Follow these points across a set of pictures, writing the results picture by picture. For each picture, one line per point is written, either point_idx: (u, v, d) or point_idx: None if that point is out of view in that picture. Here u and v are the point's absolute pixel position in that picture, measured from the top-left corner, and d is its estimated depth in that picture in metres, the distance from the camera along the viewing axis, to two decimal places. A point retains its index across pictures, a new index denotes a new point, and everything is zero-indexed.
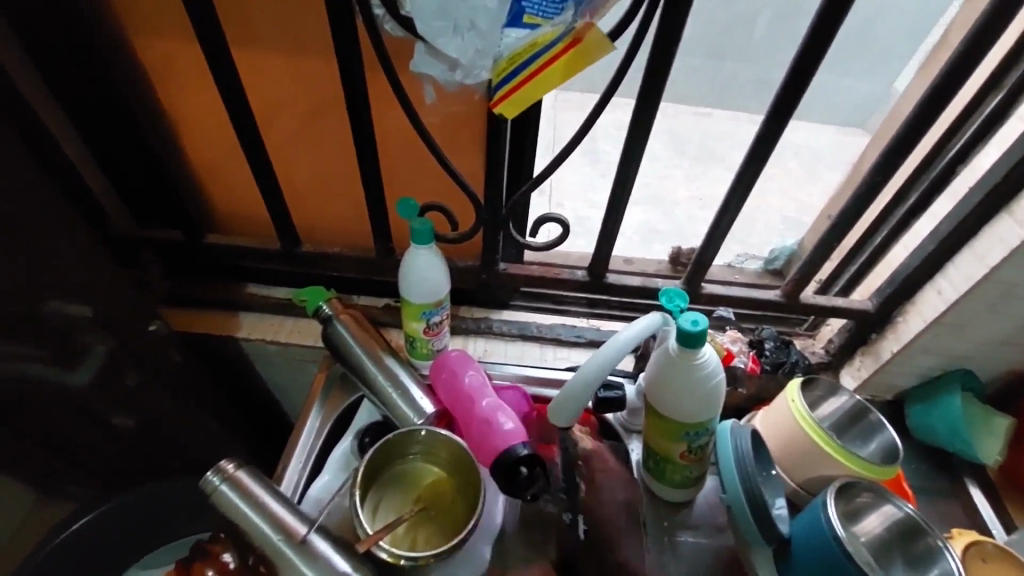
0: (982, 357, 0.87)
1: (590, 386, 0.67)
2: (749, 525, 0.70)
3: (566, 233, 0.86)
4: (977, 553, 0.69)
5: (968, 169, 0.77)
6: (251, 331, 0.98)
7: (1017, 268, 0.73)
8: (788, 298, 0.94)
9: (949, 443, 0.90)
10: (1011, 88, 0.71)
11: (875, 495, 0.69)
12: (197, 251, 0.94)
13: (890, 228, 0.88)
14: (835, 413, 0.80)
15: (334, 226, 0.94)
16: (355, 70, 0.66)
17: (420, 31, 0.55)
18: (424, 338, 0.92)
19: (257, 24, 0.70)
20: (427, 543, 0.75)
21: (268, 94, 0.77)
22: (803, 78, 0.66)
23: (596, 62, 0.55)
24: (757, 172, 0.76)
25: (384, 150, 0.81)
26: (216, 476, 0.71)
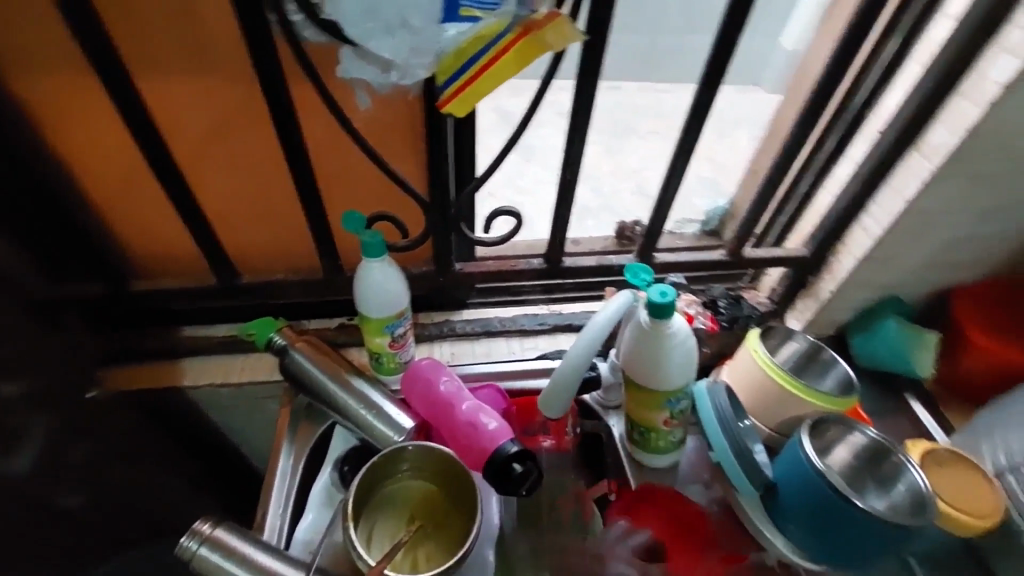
0: (907, 283, 0.95)
1: (577, 371, 0.67)
2: (737, 475, 0.73)
3: (520, 224, 0.86)
4: (934, 460, 0.76)
5: (876, 114, 0.84)
6: (197, 378, 0.90)
7: (929, 199, 0.81)
8: (733, 255, 0.99)
9: (888, 365, 0.99)
10: (904, 35, 0.78)
11: (842, 427, 0.74)
12: (121, 301, 0.85)
13: (813, 177, 0.94)
14: (793, 356, 0.85)
15: (269, 250, 0.87)
16: (278, 82, 0.61)
17: (350, 35, 0.52)
18: (389, 353, 0.88)
19: (156, 42, 0.63)
20: (429, 561, 0.73)
21: (179, 118, 0.70)
22: (728, 44, 0.68)
23: (551, 46, 0.53)
24: (695, 140, 0.78)
25: (316, 163, 0.76)
26: (193, 540, 0.66)
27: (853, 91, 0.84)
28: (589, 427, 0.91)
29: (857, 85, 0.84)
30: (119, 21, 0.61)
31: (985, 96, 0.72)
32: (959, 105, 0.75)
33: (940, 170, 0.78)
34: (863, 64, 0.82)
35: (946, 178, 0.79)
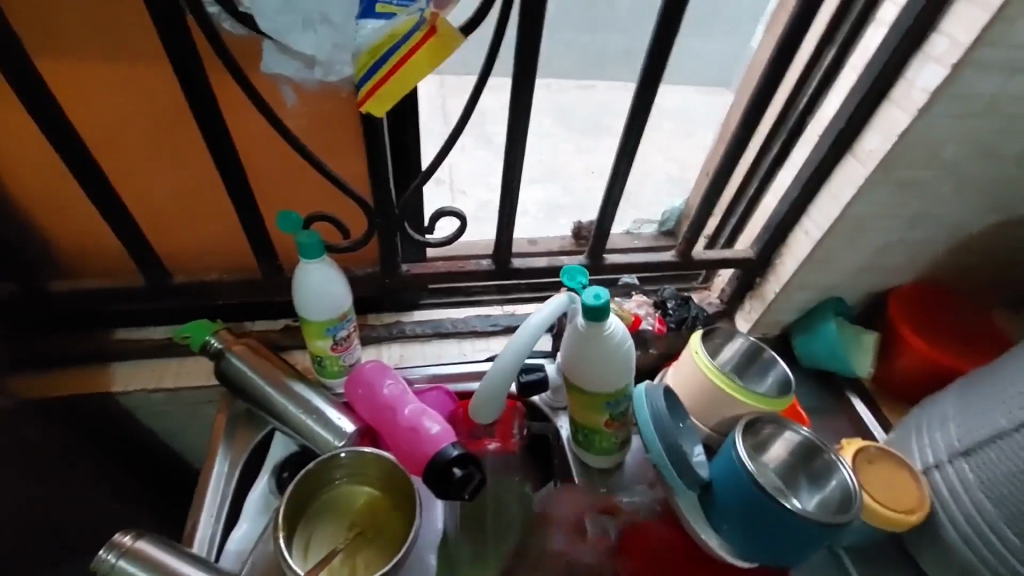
0: (846, 284, 0.98)
1: (509, 375, 0.67)
2: (674, 477, 0.74)
3: (465, 224, 0.84)
4: (864, 458, 0.78)
5: (816, 119, 0.86)
6: (128, 382, 0.87)
7: (864, 203, 0.83)
8: (683, 256, 0.99)
9: (830, 365, 1.02)
10: (842, 41, 0.79)
11: (777, 426, 0.76)
12: (42, 302, 0.80)
13: (759, 179, 0.95)
14: (733, 357, 0.87)
15: (206, 250, 0.84)
16: (197, 75, 0.58)
17: (265, 29, 0.50)
18: (332, 355, 0.85)
19: (65, 29, 0.60)
20: (367, 568, 0.71)
21: (97, 110, 0.67)
22: (665, 44, 0.68)
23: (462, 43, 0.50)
24: (638, 141, 0.78)
25: (249, 161, 0.73)
26: (111, 553, 0.63)
27: (795, 95, 0.85)
28: (537, 429, 0.90)
29: (799, 89, 0.85)
30: (22, 8, 0.58)
31: (914, 103, 0.73)
32: (892, 113, 0.76)
33: (873, 175, 0.80)
34: (805, 68, 0.83)
35: (878, 183, 0.81)
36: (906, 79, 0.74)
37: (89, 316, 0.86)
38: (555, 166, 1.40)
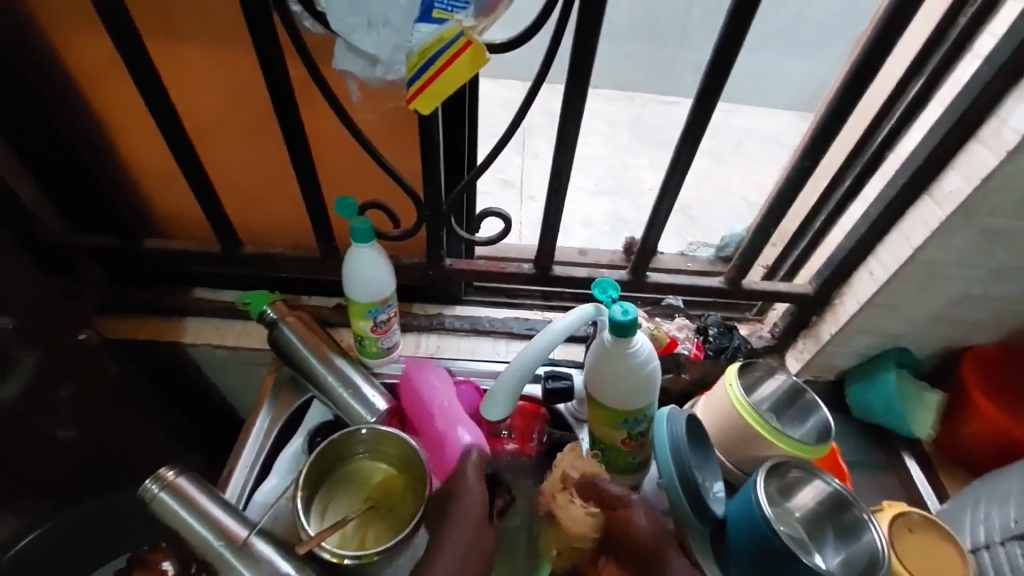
0: (914, 334, 0.90)
1: (524, 376, 0.68)
2: (686, 509, 0.71)
3: (510, 226, 0.86)
4: (904, 524, 0.72)
5: (894, 154, 0.80)
6: (196, 336, 0.96)
7: (939, 249, 0.77)
8: (732, 284, 0.95)
9: (885, 420, 0.94)
10: (931, 72, 0.73)
11: (805, 471, 0.71)
12: (133, 256, 0.91)
13: (827, 212, 0.89)
14: (772, 394, 0.82)
15: (275, 226, 0.92)
16: (277, 66, 0.65)
17: (335, 27, 0.55)
18: (372, 337, 0.90)
19: (174, 18, 0.68)
20: (375, 540, 0.74)
21: (195, 92, 0.76)
22: (727, 62, 0.67)
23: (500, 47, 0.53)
24: (691, 160, 0.77)
25: (317, 148, 0.80)
26: (155, 484, 0.70)
27: (873, 127, 0.80)
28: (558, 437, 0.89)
29: (879, 120, 0.80)
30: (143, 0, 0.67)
31: (1003, 145, 0.67)
32: (976, 152, 0.70)
33: (950, 219, 0.73)
34: (887, 98, 0.78)
35: (957, 229, 0.74)
36: (996, 117, 0.68)
37: (172, 272, 0.97)
38: (616, 180, 1.40)
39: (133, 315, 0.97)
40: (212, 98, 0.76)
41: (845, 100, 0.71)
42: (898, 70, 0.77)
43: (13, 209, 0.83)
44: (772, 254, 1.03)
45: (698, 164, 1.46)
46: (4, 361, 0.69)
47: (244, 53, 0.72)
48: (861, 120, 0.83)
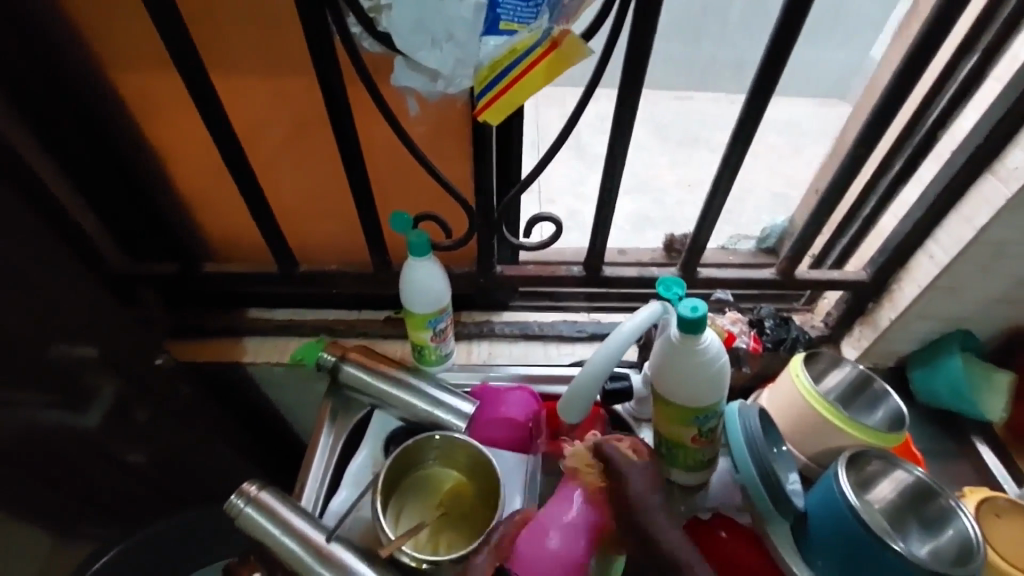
0: (977, 316, 0.88)
1: (597, 379, 0.68)
2: (765, 503, 0.70)
3: (560, 231, 0.87)
4: (991, 509, 0.71)
5: (949, 134, 0.79)
6: (256, 355, 0.99)
7: (1005, 227, 0.75)
8: (784, 274, 0.94)
9: (953, 404, 0.92)
10: (987, 48, 0.72)
11: (885, 462, 0.69)
12: (194, 280, 0.94)
13: (878, 197, 0.89)
14: (839, 385, 0.81)
15: (328, 244, 0.94)
16: (336, 89, 0.67)
17: (400, 46, 0.56)
18: (431, 346, 0.92)
19: (233, 49, 0.71)
20: (451, 546, 0.76)
21: (251, 118, 0.78)
22: (780, 54, 0.66)
23: (577, 61, 0.56)
24: (743, 153, 0.76)
25: (371, 166, 0.82)
26: (240, 499, 0.73)
27: (925, 108, 0.79)
28: (619, 439, 0.89)
29: (931, 101, 0.78)
30: (203, 34, 0.70)
31: None
32: None
33: (1017, 196, 0.72)
34: (938, 79, 0.77)
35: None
36: None
37: (228, 294, 1.00)
38: (651, 177, 1.40)
39: (194, 338, 1.00)
40: (268, 123, 0.78)
41: (899, 82, 0.70)
42: (950, 49, 0.76)
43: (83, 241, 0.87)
44: (819, 242, 1.00)
45: (745, 159, 1.42)
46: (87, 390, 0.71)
47: (300, 77, 0.74)
48: (912, 101, 0.82)
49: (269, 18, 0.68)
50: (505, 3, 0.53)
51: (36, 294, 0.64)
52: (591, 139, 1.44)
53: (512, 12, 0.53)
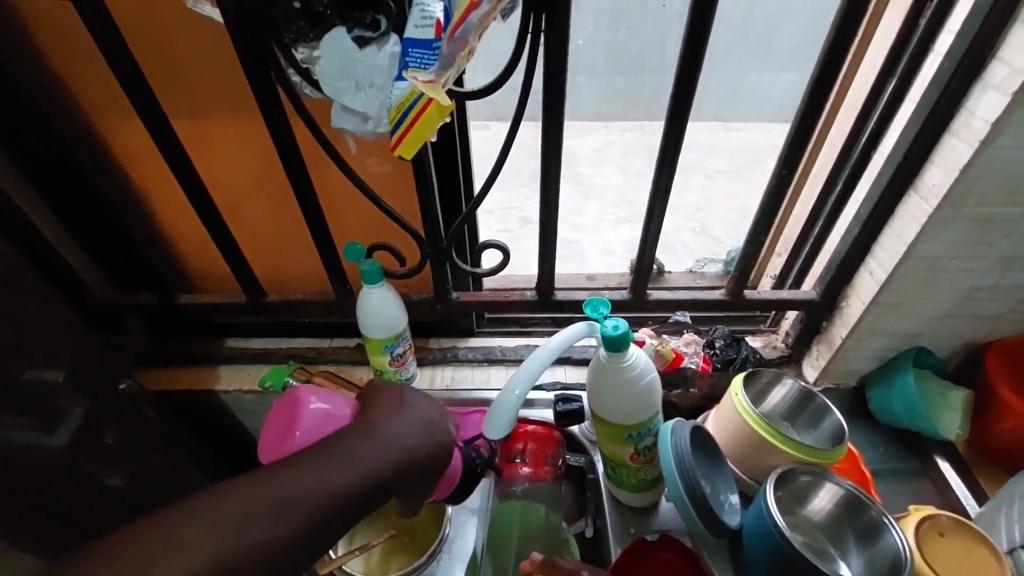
0: (928, 332, 0.88)
1: (522, 394, 0.70)
2: (697, 523, 0.69)
3: (509, 256, 0.90)
4: (932, 527, 0.70)
5: (880, 153, 0.82)
6: (228, 382, 1.05)
7: (934, 242, 0.76)
8: (734, 295, 0.95)
9: (911, 423, 0.91)
10: (902, 73, 0.75)
11: (816, 476, 0.69)
12: (170, 311, 1.00)
13: (823, 218, 0.92)
14: (783, 402, 0.81)
15: (297, 275, 1.01)
16: (282, 130, 0.72)
17: (327, 91, 0.62)
18: (391, 370, 0.95)
19: (196, 98, 0.79)
20: (399, 566, 0.83)
21: (218, 159, 0.85)
22: (690, 83, 0.70)
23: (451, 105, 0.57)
24: (671, 177, 0.80)
25: (330, 199, 0.89)
26: None
27: (858, 127, 0.82)
28: (573, 462, 0.90)
29: (861, 121, 0.81)
30: (170, 88, 0.78)
31: (974, 135, 0.67)
32: (952, 145, 0.71)
33: (938, 212, 0.73)
34: (865, 101, 0.80)
35: (947, 221, 0.74)
36: (965, 109, 0.69)
37: (211, 323, 1.07)
38: (630, 206, 1.48)
39: (166, 367, 1.07)
40: (233, 164, 0.86)
41: (811, 107, 0.73)
42: (872, 74, 0.79)
43: (65, 276, 0.94)
44: (778, 263, 1.03)
45: (723, 188, 1.51)
46: (56, 413, 0.75)
47: (259, 122, 0.81)
48: (846, 122, 0.84)
49: (227, 70, 0.76)
50: (411, 52, 0.58)
51: (8, 322, 0.70)
52: (586, 170, 1.55)
53: (417, 59, 0.58)
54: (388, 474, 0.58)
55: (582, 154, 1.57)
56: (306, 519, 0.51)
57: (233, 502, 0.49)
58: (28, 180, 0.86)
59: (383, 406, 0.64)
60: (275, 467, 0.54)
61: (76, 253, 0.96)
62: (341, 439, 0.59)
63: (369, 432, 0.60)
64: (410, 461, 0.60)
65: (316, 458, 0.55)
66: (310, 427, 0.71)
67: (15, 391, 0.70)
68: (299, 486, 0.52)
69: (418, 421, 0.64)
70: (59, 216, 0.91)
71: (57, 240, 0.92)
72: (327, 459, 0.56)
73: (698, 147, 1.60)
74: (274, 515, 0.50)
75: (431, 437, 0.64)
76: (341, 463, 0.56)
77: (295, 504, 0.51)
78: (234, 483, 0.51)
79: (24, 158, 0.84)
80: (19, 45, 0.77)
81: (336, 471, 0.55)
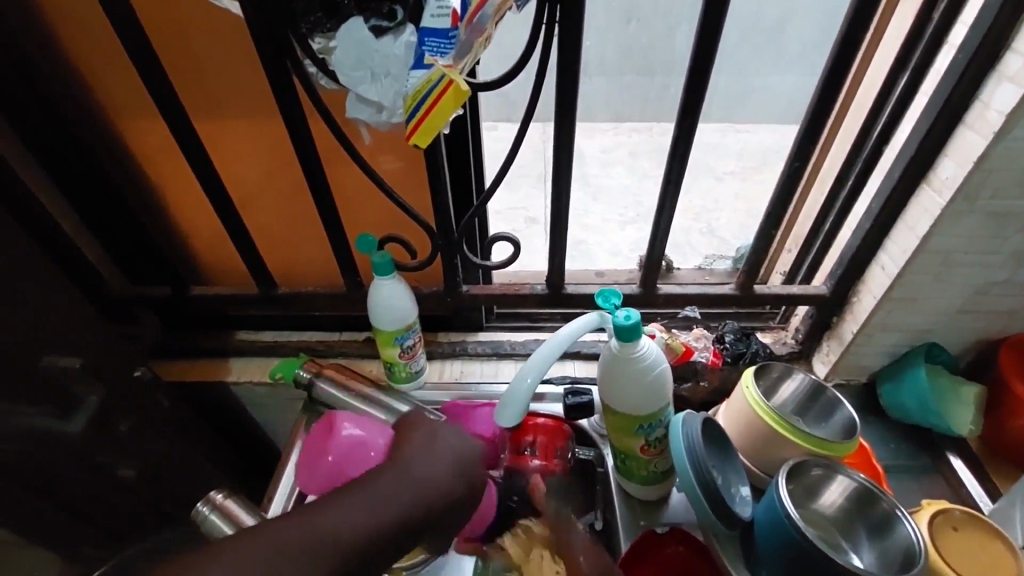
0: (940, 328, 0.88)
1: (533, 384, 0.70)
2: (710, 516, 0.69)
3: (519, 250, 0.90)
4: (946, 521, 0.70)
5: (892, 147, 0.82)
6: (239, 374, 1.05)
7: (947, 236, 0.76)
8: (744, 290, 0.95)
9: (923, 419, 0.91)
10: (913, 67, 0.75)
11: (828, 468, 0.69)
12: (182, 303, 1.00)
13: (834, 213, 0.91)
14: (794, 396, 0.81)
15: (308, 268, 1.02)
16: (296, 119, 0.73)
17: (343, 81, 0.63)
18: (401, 362, 0.96)
19: (212, 90, 0.79)
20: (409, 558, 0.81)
21: (231, 151, 0.86)
22: (703, 77, 0.70)
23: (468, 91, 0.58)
24: (682, 171, 0.80)
25: (341, 192, 0.89)
26: (206, 506, 0.78)
27: (869, 121, 0.82)
28: (582, 455, 0.90)
29: (873, 115, 0.81)
30: (185, 79, 0.79)
31: (988, 126, 0.67)
32: (966, 137, 0.70)
33: (952, 205, 0.73)
34: (877, 95, 0.80)
35: (961, 214, 0.74)
36: (979, 101, 0.69)
37: (222, 316, 1.08)
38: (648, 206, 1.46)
39: (177, 358, 1.07)
40: (248, 156, 0.87)
41: (825, 100, 0.73)
42: (883, 68, 0.79)
43: (79, 267, 0.94)
44: (788, 259, 1.03)
45: (736, 186, 1.50)
46: (71, 401, 0.76)
47: (272, 114, 0.82)
48: (858, 117, 0.84)
49: (242, 61, 0.76)
50: (427, 41, 0.58)
51: (25, 309, 0.71)
52: (594, 170, 1.55)
53: (433, 48, 0.58)
54: (421, 514, 0.58)
55: (590, 154, 1.57)
56: (339, 563, 0.51)
57: (266, 545, 0.50)
58: (45, 171, 0.87)
59: (418, 439, 0.64)
60: (310, 505, 0.54)
61: (89, 244, 0.96)
62: (375, 476, 0.59)
63: (404, 468, 0.60)
64: (442, 501, 0.60)
65: (352, 496, 0.56)
66: (341, 452, 0.81)
67: (31, 378, 0.71)
68: (332, 526, 0.52)
69: (454, 455, 0.64)
70: (74, 208, 0.92)
71: (72, 231, 0.93)
72: (361, 498, 0.56)
73: (707, 148, 1.59)
74: (304, 558, 0.50)
75: (465, 472, 0.64)
76: (374, 503, 0.56)
77: (327, 547, 0.51)
78: (271, 522, 0.52)
79: (41, 149, 0.85)
80: (39, 37, 0.78)
81: (369, 511, 0.55)
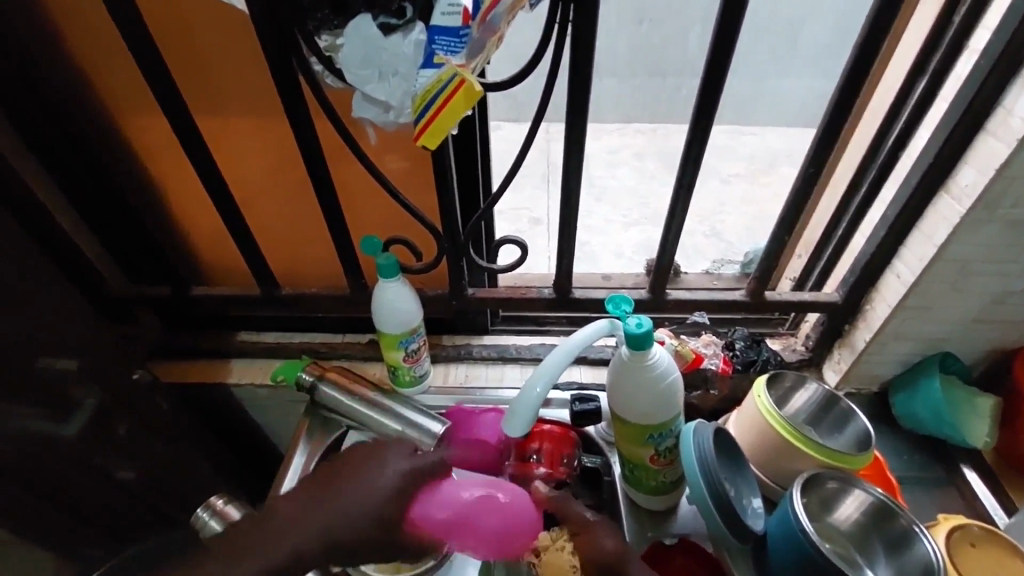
0: (956, 338, 0.86)
1: (542, 393, 0.69)
2: (722, 529, 0.67)
3: (526, 253, 0.88)
4: (963, 537, 0.68)
5: (909, 152, 0.80)
6: (241, 376, 1.04)
7: (966, 244, 0.74)
8: (754, 296, 0.93)
9: (937, 430, 0.89)
10: (933, 71, 0.74)
11: (843, 482, 0.67)
12: (183, 303, 0.99)
13: (848, 218, 0.90)
14: (807, 405, 0.80)
15: (311, 269, 1.00)
16: (301, 118, 0.71)
17: (350, 80, 0.61)
18: (405, 366, 0.94)
19: (215, 87, 0.78)
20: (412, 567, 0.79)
21: (234, 150, 0.85)
22: (718, 80, 0.69)
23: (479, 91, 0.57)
24: (695, 174, 0.78)
25: (345, 192, 0.88)
26: (206, 512, 0.77)
27: (886, 126, 0.80)
28: (589, 463, 0.87)
29: (889, 120, 0.79)
30: (188, 76, 0.77)
31: (1011, 134, 0.66)
32: (988, 144, 0.69)
33: (972, 213, 0.71)
34: (895, 99, 0.78)
35: (980, 223, 0.72)
36: (1002, 107, 0.67)
37: (222, 316, 1.06)
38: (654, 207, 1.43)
39: (177, 359, 1.06)
40: (252, 155, 0.85)
41: (843, 104, 0.72)
42: (901, 71, 0.77)
43: (79, 266, 0.93)
44: (797, 265, 1.01)
45: (745, 186, 1.48)
46: (69, 404, 0.75)
47: (275, 112, 0.80)
48: (873, 122, 0.83)
49: (245, 58, 0.75)
50: (437, 39, 0.57)
51: (24, 309, 0.69)
52: (599, 171, 1.52)
53: (444, 46, 0.57)
54: (354, 531, 0.66)
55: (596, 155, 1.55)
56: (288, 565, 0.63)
57: (233, 555, 0.63)
58: (45, 169, 0.86)
59: (361, 461, 0.71)
60: (256, 526, 0.66)
61: (89, 243, 0.95)
62: (314, 498, 0.68)
63: (335, 488, 0.68)
64: (375, 519, 0.66)
65: (285, 519, 0.66)
66: None
67: (27, 380, 0.69)
68: (271, 546, 0.64)
69: (396, 474, 0.69)
70: (74, 206, 0.90)
71: (72, 230, 0.92)
72: (295, 519, 0.66)
73: (714, 151, 1.57)
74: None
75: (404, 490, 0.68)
76: (306, 525, 0.65)
77: (271, 557, 0.63)
78: (237, 532, 0.67)
79: (41, 147, 0.83)
80: (38, 33, 0.76)
81: (299, 535, 0.65)
